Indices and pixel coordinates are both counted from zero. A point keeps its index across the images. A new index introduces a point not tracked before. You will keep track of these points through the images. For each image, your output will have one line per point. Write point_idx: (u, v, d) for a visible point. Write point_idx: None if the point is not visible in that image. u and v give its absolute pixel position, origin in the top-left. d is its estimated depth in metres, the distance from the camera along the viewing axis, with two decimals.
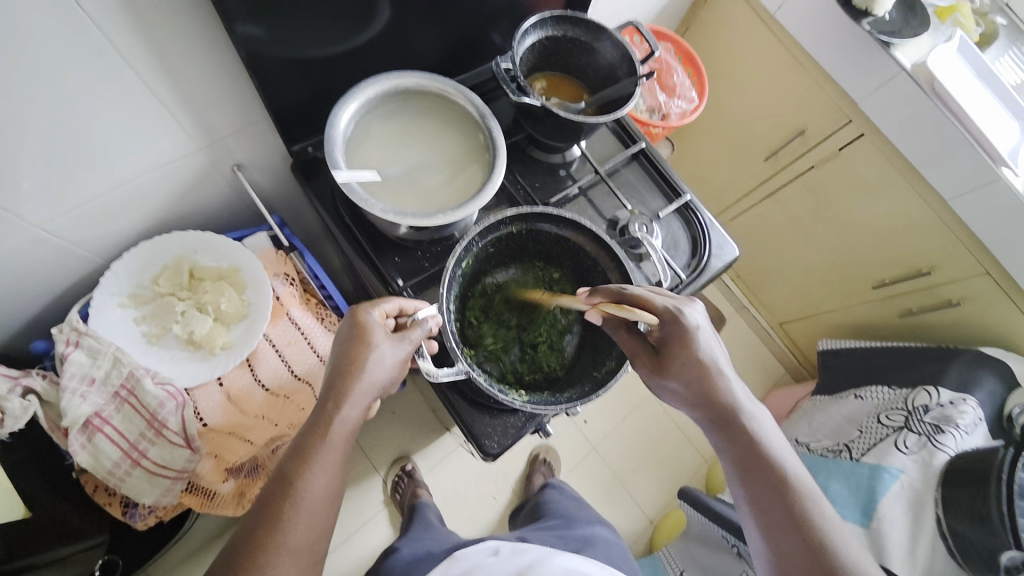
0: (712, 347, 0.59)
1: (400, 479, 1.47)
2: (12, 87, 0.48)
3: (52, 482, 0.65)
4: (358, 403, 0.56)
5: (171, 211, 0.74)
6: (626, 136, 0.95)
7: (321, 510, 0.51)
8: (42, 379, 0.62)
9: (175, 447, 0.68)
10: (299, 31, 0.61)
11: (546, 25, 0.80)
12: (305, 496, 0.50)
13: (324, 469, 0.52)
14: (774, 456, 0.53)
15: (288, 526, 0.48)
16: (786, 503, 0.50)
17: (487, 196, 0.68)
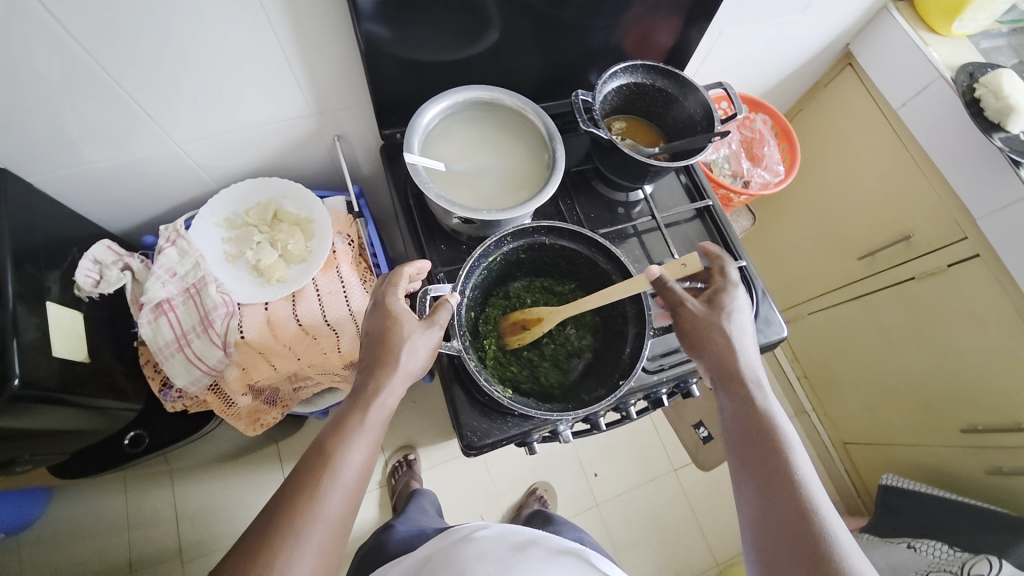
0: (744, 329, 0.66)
1: (399, 465, 1.52)
2: (190, 35, 0.63)
3: (117, 347, 0.78)
4: (394, 390, 0.63)
5: (277, 160, 0.88)
6: (695, 191, 0.95)
7: (354, 487, 0.58)
8: (139, 262, 0.79)
9: (212, 346, 0.77)
10: (415, 35, 0.73)
11: (636, 72, 0.85)
12: (342, 471, 0.57)
13: (359, 448, 0.59)
14: (774, 425, 0.60)
15: (323, 498, 0.55)
16: (779, 465, 0.57)
17: (533, 206, 0.73)
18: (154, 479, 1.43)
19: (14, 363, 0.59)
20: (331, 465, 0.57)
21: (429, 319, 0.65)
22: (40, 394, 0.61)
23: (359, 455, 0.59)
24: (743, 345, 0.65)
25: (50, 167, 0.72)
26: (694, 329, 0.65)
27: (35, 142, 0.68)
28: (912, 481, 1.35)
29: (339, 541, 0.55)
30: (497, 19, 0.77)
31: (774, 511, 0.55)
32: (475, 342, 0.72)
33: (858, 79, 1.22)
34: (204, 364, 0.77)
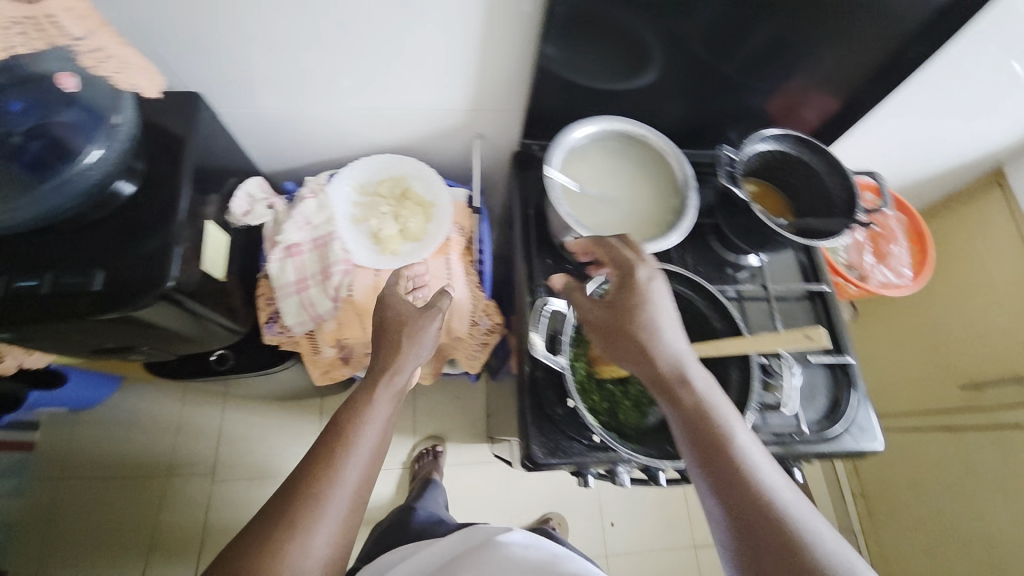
0: (666, 312, 0.60)
1: (426, 453, 1.54)
2: (395, 25, 0.69)
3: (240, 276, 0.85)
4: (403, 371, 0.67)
5: (417, 145, 0.94)
6: (811, 271, 0.92)
7: (369, 457, 0.59)
8: (283, 204, 0.85)
9: (326, 296, 0.83)
10: (585, 61, 0.77)
11: (784, 141, 0.84)
12: (360, 443, 0.59)
13: (376, 423, 0.62)
14: (714, 418, 0.54)
15: (340, 465, 0.57)
16: (732, 465, 0.52)
17: (656, 249, 0.73)
18: (209, 397, 1.52)
19: (173, 262, 0.62)
20: (345, 437, 0.59)
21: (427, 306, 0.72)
22: (179, 297, 0.64)
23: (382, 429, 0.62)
24: (667, 328, 0.59)
25: (236, 104, 0.80)
26: (607, 333, 0.61)
27: (235, 81, 0.76)
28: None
29: (355, 513, 0.56)
30: (657, 61, 0.80)
31: (738, 522, 0.50)
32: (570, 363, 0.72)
33: (1005, 203, 1.15)
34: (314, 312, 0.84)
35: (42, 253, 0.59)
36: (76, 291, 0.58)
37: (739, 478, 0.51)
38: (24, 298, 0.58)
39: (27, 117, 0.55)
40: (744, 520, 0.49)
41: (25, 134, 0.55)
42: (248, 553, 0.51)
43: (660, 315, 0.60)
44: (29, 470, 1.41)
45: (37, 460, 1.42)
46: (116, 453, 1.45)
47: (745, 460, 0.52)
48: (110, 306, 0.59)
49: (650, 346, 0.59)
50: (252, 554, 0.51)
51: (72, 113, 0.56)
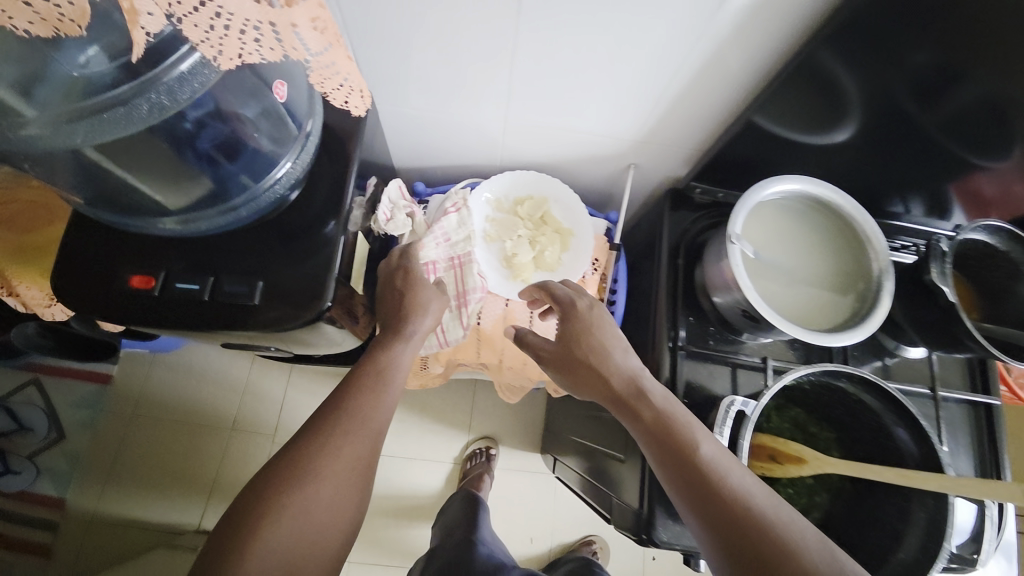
0: (614, 336, 0.62)
1: (479, 453, 1.52)
2: (595, 49, 0.60)
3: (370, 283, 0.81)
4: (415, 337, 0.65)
5: (562, 164, 0.86)
6: (979, 376, 0.82)
7: (391, 402, 0.59)
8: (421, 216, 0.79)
9: (459, 324, 0.76)
10: (787, 112, 0.67)
11: (999, 233, 0.71)
12: (384, 388, 0.59)
13: (397, 374, 0.61)
14: (677, 431, 0.52)
15: (372, 404, 0.57)
16: (698, 474, 0.49)
17: (839, 343, 0.64)
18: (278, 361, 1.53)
19: (330, 287, 0.56)
20: (373, 377, 0.59)
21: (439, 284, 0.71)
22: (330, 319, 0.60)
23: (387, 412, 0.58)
24: (618, 348, 0.61)
25: (392, 100, 0.74)
26: (565, 356, 0.62)
27: (398, 80, 0.69)
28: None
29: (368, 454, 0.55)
30: (861, 118, 0.70)
31: (719, 539, 0.45)
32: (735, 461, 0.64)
33: None
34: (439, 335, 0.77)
35: (205, 256, 0.56)
36: (235, 303, 0.55)
37: (722, 493, 0.47)
38: (185, 303, 0.54)
39: (204, 105, 0.45)
40: (730, 539, 0.45)
41: (196, 123, 0.46)
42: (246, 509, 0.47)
43: (609, 334, 0.62)
44: (104, 404, 1.45)
45: (113, 395, 1.46)
46: (186, 402, 1.49)
47: (719, 472, 0.49)
48: (267, 324, 0.55)
49: (598, 368, 0.60)
50: (283, 464, 0.51)
51: (256, 112, 0.49)
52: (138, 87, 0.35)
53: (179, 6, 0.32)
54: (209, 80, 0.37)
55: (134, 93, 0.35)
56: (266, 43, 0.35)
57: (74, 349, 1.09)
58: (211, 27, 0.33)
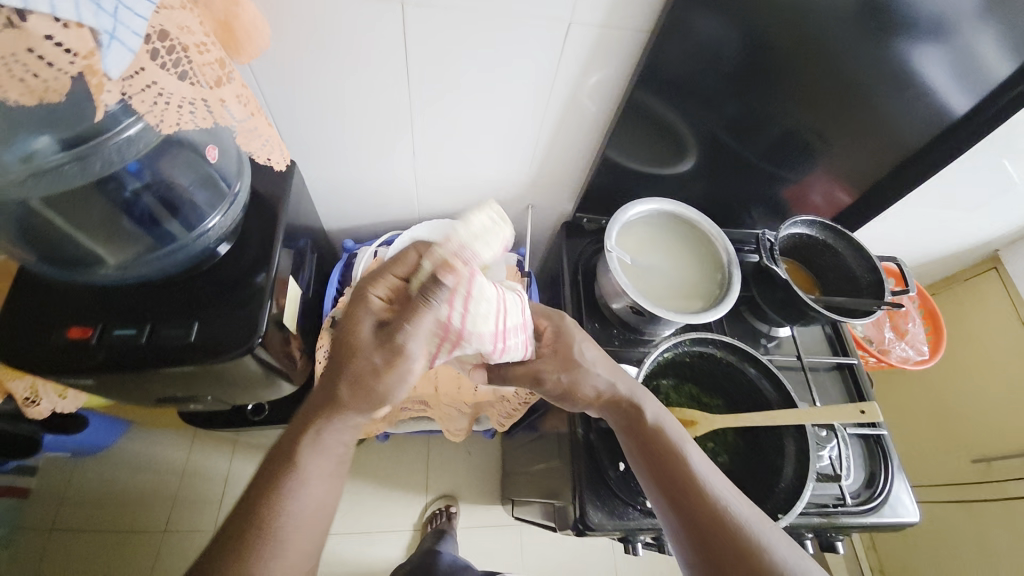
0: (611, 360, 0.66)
1: (439, 513, 1.47)
2: (473, 116, 0.79)
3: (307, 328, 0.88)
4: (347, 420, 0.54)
5: (471, 211, 1.01)
6: (837, 343, 0.99)
7: (325, 472, 0.53)
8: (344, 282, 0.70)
9: None
10: (634, 150, 0.87)
11: (812, 227, 0.91)
12: (306, 473, 0.52)
13: (324, 452, 0.53)
14: (674, 448, 0.61)
15: (292, 492, 0.51)
16: (692, 491, 0.57)
17: (707, 319, 0.78)
18: (219, 445, 1.46)
19: (262, 321, 0.64)
20: (288, 464, 0.52)
21: (396, 341, 0.49)
22: (264, 352, 0.65)
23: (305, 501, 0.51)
24: (616, 373, 0.65)
25: (318, 171, 0.87)
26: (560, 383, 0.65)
27: (319, 151, 0.83)
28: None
29: (313, 539, 0.52)
30: (693, 149, 0.91)
31: (700, 547, 0.54)
32: None
33: (1001, 283, 1.27)
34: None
35: (143, 305, 0.62)
36: (173, 342, 0.61)
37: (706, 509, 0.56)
38: (122, 347, 0.60)
39: (141, 174, 0.56)
40: (705, 538, 0.55)
41: (135, 192, 0.57)
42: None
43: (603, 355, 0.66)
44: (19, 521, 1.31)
45: (32, 510, 1.33)
46: (120, 505, 1.38)
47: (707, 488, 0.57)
48: (205, 357, 0.61)
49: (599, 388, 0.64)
50: None
51: (192, 178, 0.60)
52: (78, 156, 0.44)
53: (129, 86, 0.41)
54: (144, 147, 0.48)
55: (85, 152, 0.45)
56: (199, 113, 0.47)
57: None
58: (154, 102, 0.43)
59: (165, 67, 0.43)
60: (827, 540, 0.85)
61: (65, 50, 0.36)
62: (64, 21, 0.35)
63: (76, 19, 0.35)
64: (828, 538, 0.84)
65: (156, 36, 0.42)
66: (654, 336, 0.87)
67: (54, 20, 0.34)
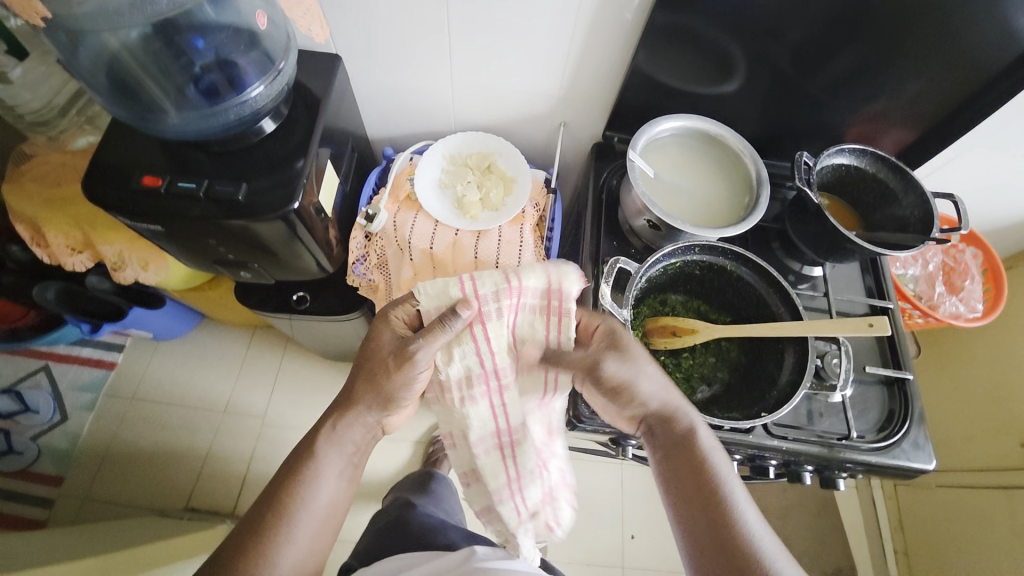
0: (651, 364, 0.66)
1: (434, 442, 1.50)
2: (503, 19, 0.80)
3: (346, 222, 0.96)
4: (354, 430, 0.66)
5: (504, 128, 1.03)
6: (876, 289, 0.94)
7: (342, 469, 0.65)
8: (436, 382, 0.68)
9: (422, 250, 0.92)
10: (668, 63, 0.84)
11: (862, 157, 0.85)
12: (322, 473, 0.63)
13: (344, 448, 0.66)
14: (711, 470, 0.60)
15: (315, 481, 0.63)
16: (707, 496, 0.59)
17: (727, 234, 0.76)
18: (272, 345, 1.61)
19: (300, 186, 0.72)
20: (310, 456, 0.64)
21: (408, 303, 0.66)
22: (297, 220, 0.74)
23: (323, 491, 0.63)
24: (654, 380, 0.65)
25: (359, 74, 0.92)
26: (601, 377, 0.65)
27: (361, 53, 0.87)
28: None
29: (330, 522, 0.63)
30: (734, 66, 0.86)
31: (703, 549, 0.57)
32: (645, 339, 0.76)
33: None
34: (403, 253, 0.93)
35: (204, 167, 0.72)
36: (223, 199, 0.70)
37: (719, 516, 0.57)
38: (184, 199, 0.70)
39: (206, 53, 0.67)
40: (715, 560, 0.56)
41: (202, 68, 0.67)
42: (235, 562, 0.56)
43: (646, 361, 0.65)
44: (104, 388, 1.52)
45: (113, 380, 1.53)
46: (183, 387, 1.54)
47: (724, 499, 0.59)
48: (248, 213, 0.70)
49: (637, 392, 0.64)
50: (240, 543, 0.58)
51: (249, 58, 0.68)
52: None
53: None
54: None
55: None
56: None
57: (91, 312, 1.29)
58: None
59: None
60: (830, 475, 0.84)
61: None
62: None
63: None
64: (829, 474, 0.83)
65: None
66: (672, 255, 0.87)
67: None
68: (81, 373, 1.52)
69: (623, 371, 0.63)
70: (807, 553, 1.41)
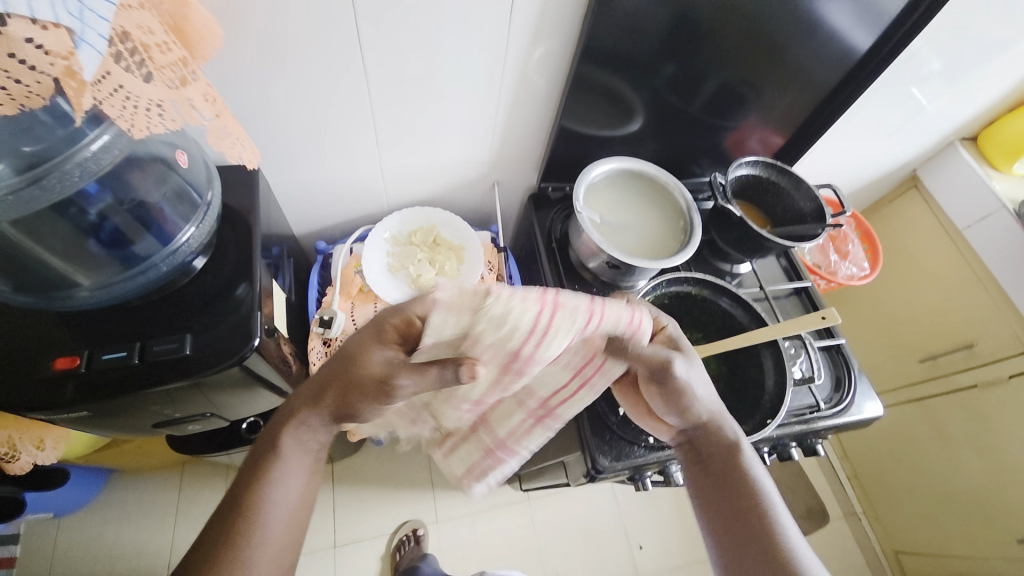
0: (701, 373, 0.60)
1: (406, 539, 1.40)
2: (428, 103, 0.80)
3: (298, 332, 0.88)
4: (319, 428, 0.55)
5: (440, 197, 1.03)
6: (792, 272, 1.09)
7: (304, 472, 0.55)
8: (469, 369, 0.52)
9: None
10: (587, 117, 0.90)
11: (757, 166, 1.00)
12: (275, 494, 0.53)
13: (305, 447, 0.55)
14: (748, 480, 0.57)
15: (268, 492, 0.53)
16: (748, 518, 0.55)
17: (677, 263, 0.83)
18: (211, 476, 1.38)
19: (257, 324, 0.64)
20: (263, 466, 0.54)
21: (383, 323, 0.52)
22: (257, 359, 0.65)
23: (280, 504, 0.53)
24: (702, 387, 0.60)
25: (280, 177, 0.86)
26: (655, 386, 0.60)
27: (280, 157, 0.81)
28: None
29: (291, 538, 0.54)
30: (640, 110, 0.96)
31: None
32: None
33: (920, 200, 1.41)
34: None
35: (130, 327, 0.61)
36: (167, 358, 0.60)
37: (757, 539, 0.53)
38: (114, 372, 0.58)
39: (103, 197, 0.55)
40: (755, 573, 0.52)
41: (100, 215, 0.56)
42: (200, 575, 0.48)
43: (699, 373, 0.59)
44: None
45: None
46: (106, 561, 1.25)
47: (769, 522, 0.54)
48: (197, 371, 0.60)
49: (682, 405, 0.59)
50: None
51: (164, 194, 0.60)
52: (31, 178, 0.44)
53: (99, 91, 0.42)
54: (117, 151, 0.49)
55: (50, 170, 0.45)
56: (166, 115, 0.48)
57: None
58: (123, 106, 0.44)
59: (130, 70, 0.44)
60: (810, 443, 0.94)
61: (43, 51, 0.37)
62: (42, 22, 0.36)
63: (53, 19, 0.37)
64: (808, 443, 0.93)
65: (117, 38, 0.43)
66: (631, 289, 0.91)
67: (32, 22, 0.36)
68: None
69: (684, 382, 0.57)
70: (785, 503, 1.56)
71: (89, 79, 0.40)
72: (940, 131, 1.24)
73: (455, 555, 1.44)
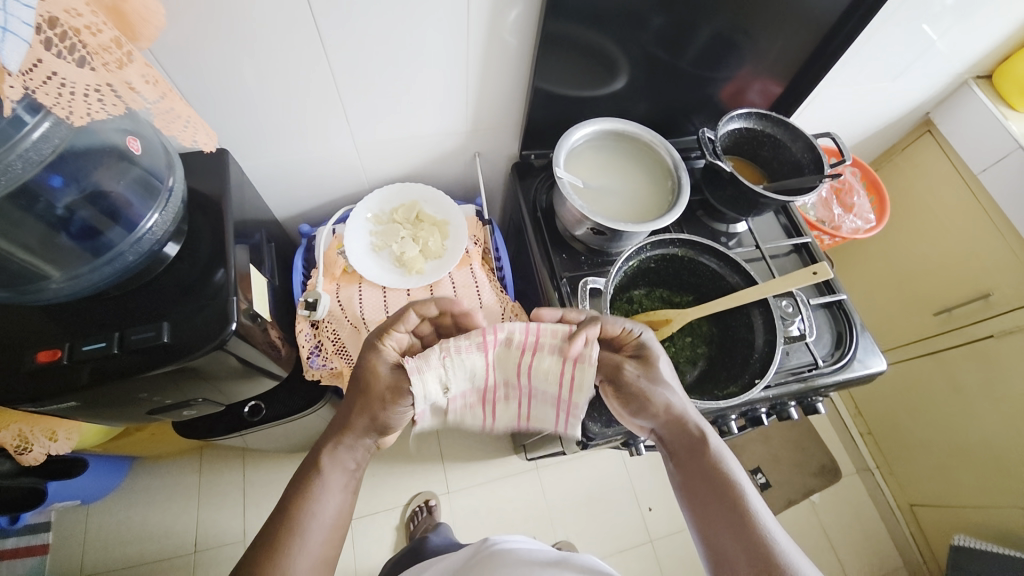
0: (666, 368, 0.64)
1: (419, 510, 1.44)
2: (394, 75, 0.77)
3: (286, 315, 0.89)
4: (352, 444, 0.61)
5: (421, 171, 1.01)
6: (792, 228, 1.04)
7: (345, 482, 0.60)
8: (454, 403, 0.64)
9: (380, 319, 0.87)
10: (564, 78, 0.86)
11: (750, 118, 0.94)
12: (318, 508, 0.56)
13: (347, 463, 0.60)
14: (723, 469, 0.58)
15: (315, 500, 0.57)
16: (724, 507, 0.55)
17: (664, 224, 0.80)
18: (228, 458, 1.43)
19: (234, 309, 0.64)
20: (307, 479, 0.58)
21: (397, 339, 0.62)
22: (238, 344, 0.65)
23: (325, 513, 0.57)
24: (663, 383, 0.63)
25: (254, 160, 0.84)
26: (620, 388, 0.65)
27: (250, 139, 0.80)
28: (980, 547, 1.23)
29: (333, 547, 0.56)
30: (623, 66, 0.91)
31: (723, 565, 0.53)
32: None
33: (935, 144, 1.32)
34: (359, 330, 0.88)
35: (109, 318, 0.62)
36: (147, 346, 0.60)
37: (734, 526, 0.54)
38: (97, 363, 0.59)
39: (68, 190, 0.54)
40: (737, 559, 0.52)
41: (68, 208, 0.55)
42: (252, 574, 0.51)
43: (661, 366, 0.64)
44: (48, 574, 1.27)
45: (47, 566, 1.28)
46: (136, 540, 1.32)
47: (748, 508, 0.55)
48: (180, 356, 0.61)
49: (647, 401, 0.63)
50: None
51: (127, 183, 0.59)
52: None
53: (30, 80, 0.41)
54: (57, 140, 0.50)
55: None
56: (108, 99, 0.47)
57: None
58: (59, 94, 0.43)
59: (62, 56, 0.43)
60: (811, 400, 0.91)
61: None
62: None
63: None
64: (809, 402, 0.91)
65: (45, 24, 0.42)
66: (620, 255, 0.88)
67: None
68: (9, 571, 1.23)
69: (646, 382, 0.63)
70: (795, 462, 1.56)
71: (15, 70, 0.39)
72: (952, 69, 1.15)
73: (467, 523, 1.48)
